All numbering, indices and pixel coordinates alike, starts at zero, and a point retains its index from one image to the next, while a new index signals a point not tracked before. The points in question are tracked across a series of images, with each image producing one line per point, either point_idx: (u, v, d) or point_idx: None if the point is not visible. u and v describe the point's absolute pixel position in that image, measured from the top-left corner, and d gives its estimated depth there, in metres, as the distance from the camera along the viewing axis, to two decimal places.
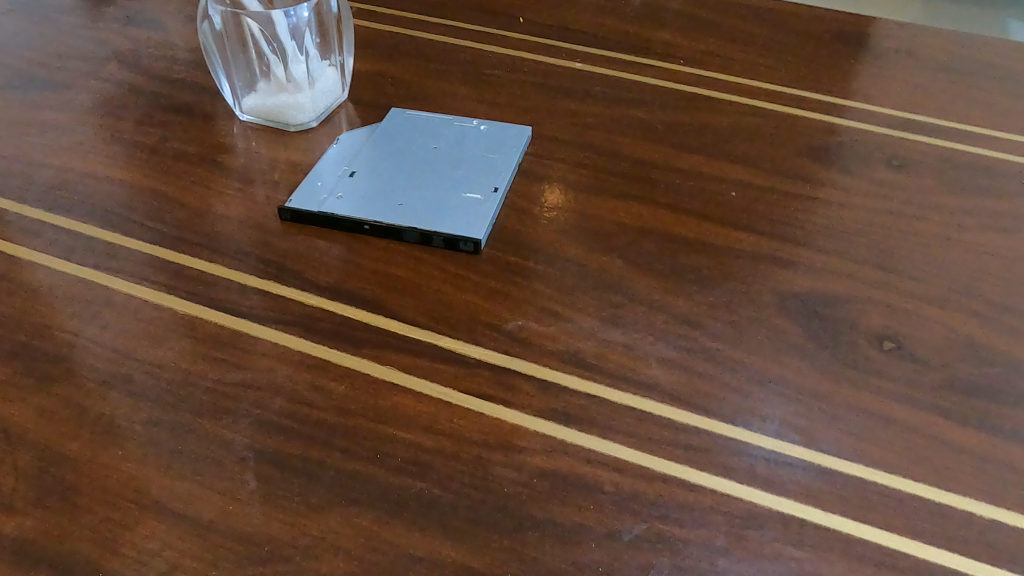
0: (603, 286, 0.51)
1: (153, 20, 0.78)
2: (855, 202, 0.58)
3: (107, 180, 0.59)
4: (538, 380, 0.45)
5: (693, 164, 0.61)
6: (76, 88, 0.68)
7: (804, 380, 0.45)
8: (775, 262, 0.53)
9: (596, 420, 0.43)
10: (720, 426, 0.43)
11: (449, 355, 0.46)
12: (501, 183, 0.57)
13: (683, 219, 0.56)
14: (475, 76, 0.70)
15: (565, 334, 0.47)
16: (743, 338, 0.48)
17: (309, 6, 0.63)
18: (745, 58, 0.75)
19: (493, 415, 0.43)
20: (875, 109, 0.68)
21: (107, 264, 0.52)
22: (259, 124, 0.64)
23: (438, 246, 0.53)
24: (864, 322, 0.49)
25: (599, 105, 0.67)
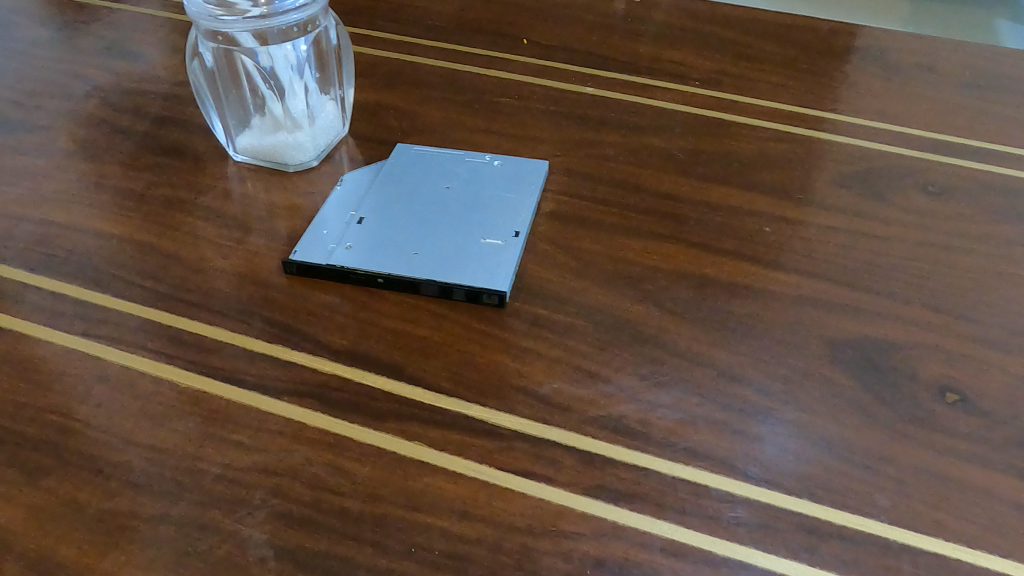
0: (641, 339, 0.47)
1: (135, 51, 0.73)
2: (896, 235, 0.55)
3: (92, 233, 0.54)
4: (581, 451, 0.41)
5: (722, 197, 0.57)
6: (55, 130, 0.63)
7: (867, 440, 0.42)
8: (821, 306, 0.49)
9: (648, 497, 0.39)
10: (783, 499, 0.39)
11: (481, 426, 0.42)
12: (522, 226, 0.53)
13: (719, 259, 0.52)
14: (481, 106, 0.66)
15: (605, 396, 0.44)
16: (796, 395, 0.44)
17: (307, 39, 0.59)
18: (762, 77, 0.71)
19: (535, 495, 0.39)
20: (903, 130, 0.65)
21: (98, 331, 0.47)
22: (255, 164, 0.60)
23: (460, 299, 0.49)
24: (923, 370, 0.45)
25: (616, 134, 0.64)
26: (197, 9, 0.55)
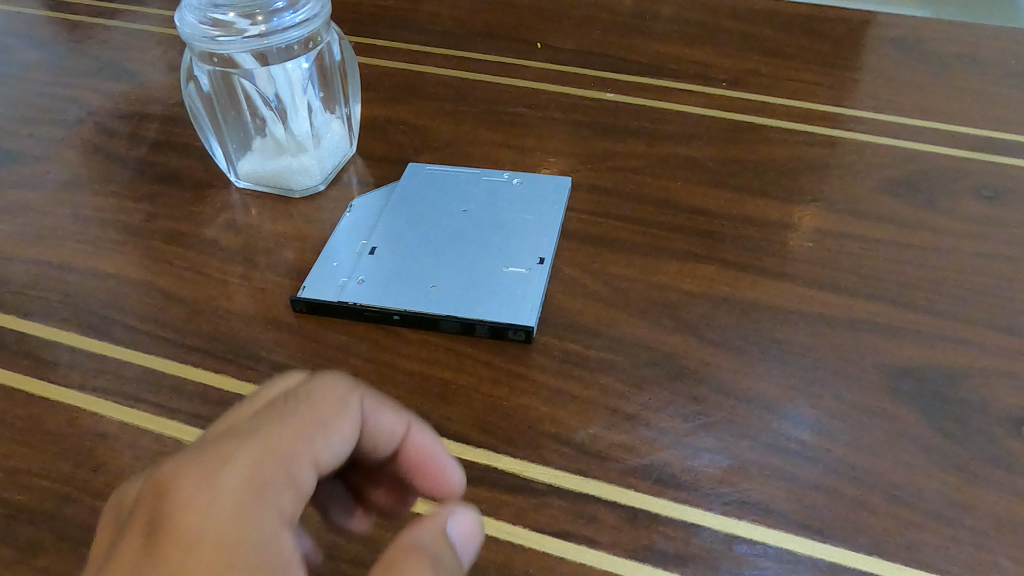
0: (681, 374, 0.43)
1: (130, 71, 0.70)
2: (951, 246, 0.50)
3: (88, 272, 0.51)
4: (622, 507, 0.38)
5: (758, 211, 0.53)
6: (49, 159, 0.60)
7: (939, 485, 0.38)
8: (877, 330, 0.45)
9: (700, 558, 0.36)
10: (849, 556, 0.36)
11: (512, 481, 0.39)
12: (546, 252, 0.49)
13: (759, 279, 0.48)
14: (496, 118, 0.63)
15: (645, 442, 0.40)
16: (858, 434, 0.40)
17: (309, 57, 0.55)
18: (793, 74, 0.67)
19: (575, 560, 0.36)
20: (948, 128, 0.61)
21: (95, 383, 0.44)
22: (259, 190, 0.56)
23: (483, 335, 0.45)
24: (994, 401, 0.41)
25: (640, 144, 0.60)
26: (189, 31, 0.51)
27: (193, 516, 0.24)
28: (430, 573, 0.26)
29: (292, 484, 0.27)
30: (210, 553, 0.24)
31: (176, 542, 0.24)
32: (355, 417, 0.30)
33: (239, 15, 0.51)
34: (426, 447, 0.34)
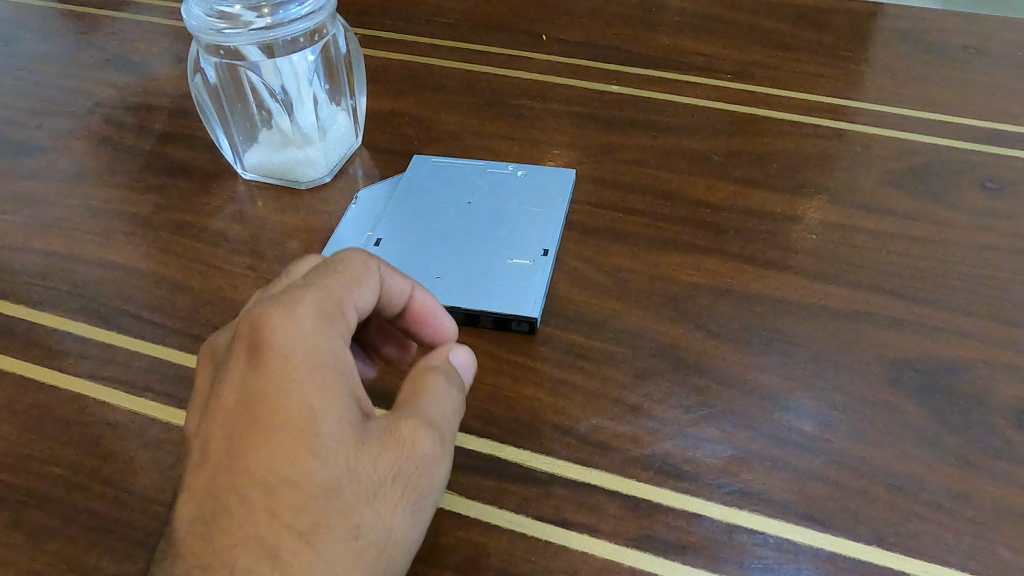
0: (683, 366, 0.43)
1: (137, 63, 0.70)
2: (955, 238, 0.50)
3: (96, 262, 0.51)
4: (625, 496, 0.38)
5: (762, 203, 0.53)
6: (57, 151, 0.61)
7: (939, 476, 0.38)
8: (879, 322, 0.45)
9: (701, 547, 0.36)
10: (849, 547, 0.36)
11: (516, 470, 0.39)
12: (551, 243, 0.50)
13: (762, 272, 0.48)
14: (501, 110, 0.63)
15: (648, 433, 0.40)
16: (860, 426, 0.40)
17: (315, 50, 0.55)
18: (798, 66, 0.67)
19: (576, 548, 0.36)
20: (953, 120, 0.60)
21: (104, 372, 0.45)
22: (265, 182, 0.57)
23: (488, 327, 0.46)
24: (995, 393, 0.42)
25: (645, 136, 0.60)
26: (197, 23, 0.51)
27: (281, 339, 0.32)
28: (445, 382, 0.35)
29: (343, 316, 0.34)
30: (306, 362, 0.32)
31: (267, 362, 0.31)
32: (377, 269, 0.36)
33: (245, 7, 0.51)
34: (427, 304, 0.39)
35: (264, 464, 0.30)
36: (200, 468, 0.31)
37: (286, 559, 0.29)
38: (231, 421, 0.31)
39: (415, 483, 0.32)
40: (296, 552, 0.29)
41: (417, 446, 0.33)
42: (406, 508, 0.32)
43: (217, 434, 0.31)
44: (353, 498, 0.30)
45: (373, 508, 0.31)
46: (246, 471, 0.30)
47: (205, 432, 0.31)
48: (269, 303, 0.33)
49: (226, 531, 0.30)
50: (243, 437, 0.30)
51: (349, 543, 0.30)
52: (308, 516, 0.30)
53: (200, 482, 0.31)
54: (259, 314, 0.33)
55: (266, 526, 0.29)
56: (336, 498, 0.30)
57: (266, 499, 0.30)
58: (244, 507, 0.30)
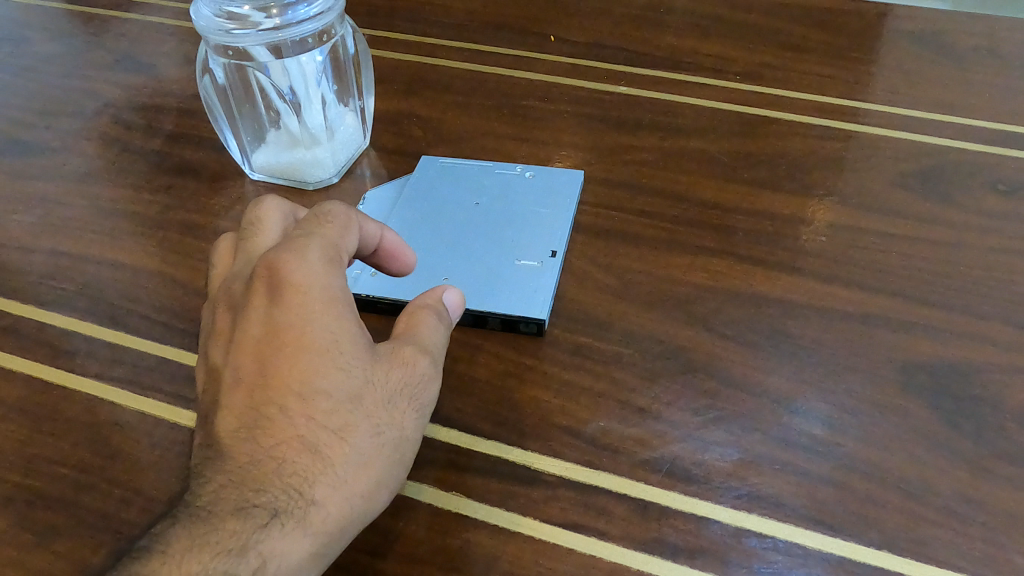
0: (692, 368, 0.43)
1: (146, 63, 0.70)
2: (966, 240, 0.50)
3: (104, 262, 0.51)
4: (633, 499, 0.38)
5: (771, 205, 0.53)
6: (66, 151, 0.61)
7: (950, 480, 0.38)
8: (890, 325, 0.45)
9: (710, 551, 0.36)
10: (859, 551, 0.36)
11: (523, 472, 0.39)
12: (559, 244, 0.49)
13: (771, 274, 0.48)
14: (509, 110, 0.63)
15: (656, 435, 0.40)
16: (870, 429, 0.40)
17: (323, 50, 0.55)
18: (807, 67, 0.67)
19: (584, 551, 0.36)
20: (963, 121, 0.60)
21: (112, 372, 0.45)
22: (273, 183, 0.57)
23: (495, 328, 0.45)
24: (1007, 397, 0.41)
25: (653, 137, 0.60)
26: (206, 24, 0.51)
27: (294, 276, 0.35)
28: (437, 321, 0.39)
29: (342, 258, 0.38)
30: (317, 294, 0.35)
31: (288, 289, 0.35)
32: (357, 215, 0.40)
33: (253, 8, 0.50)
34: (393, 242, 0.43)
35: (294, 376, 0.34)
36: (233, 392, 0.35)
37: (323, 454, 0.33)
38: (261, 343, 0.35)
39: (420, 395, 0.36)
40: (331, 448, 0.33)
41: (418, 365, 0.37)
42: (415, 416, 0.36)
43: (245, 366, 0.35)
44: (372, 403, 0.35)
45: (389, 415, 0.35)
46: (278, 384, 0.34)
47: (234, 361, 0.35)
48: (279, 246, 0.37)
49: (266, 437, 0.33)
50: (271, 358, 0.34)
51: (375, 440, 0.34)
52: (338, 415, 0.34)
53: (235, 402, 0.34)
54: (272, 256, 0.37)
55: (303, 427, 0.33)
56: (360, 400, 0.34)
57: (298, 405, 0.33)
58: (281, 414, 0.33)
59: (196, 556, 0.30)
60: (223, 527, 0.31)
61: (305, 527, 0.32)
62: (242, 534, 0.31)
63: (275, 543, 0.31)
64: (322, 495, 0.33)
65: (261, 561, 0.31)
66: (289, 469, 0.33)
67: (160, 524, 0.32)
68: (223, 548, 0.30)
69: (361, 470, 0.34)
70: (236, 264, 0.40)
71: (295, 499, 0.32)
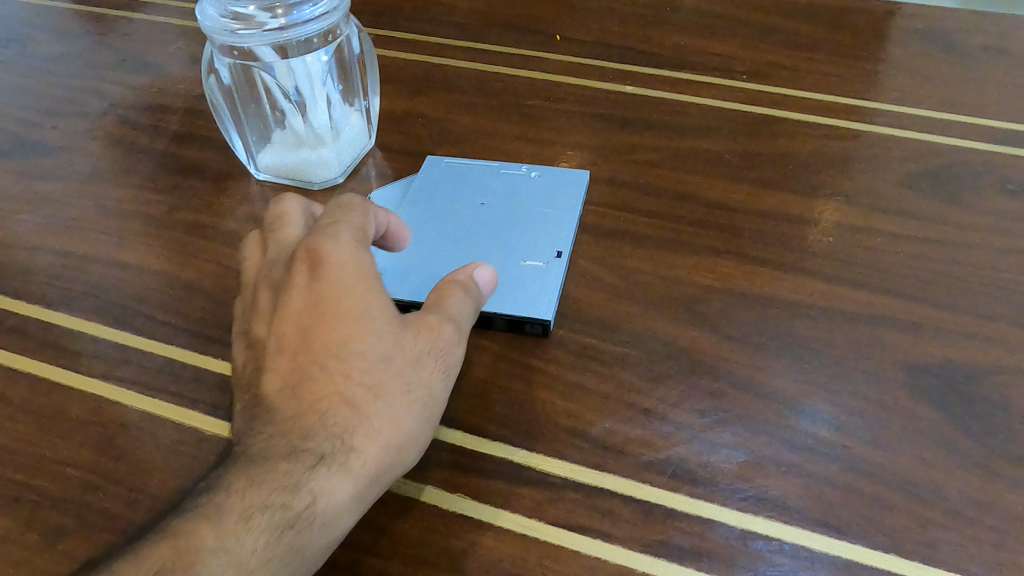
0: (698, 369, 0.43)
1: (152, 63, 0.70)
2: (974, 241, 0.50)
3: (110, 263, 0.51)
4: (638, 501, 0.38)
5: (778, 205, 0.53)
6: (73, 151, 0.61)
7: (959, 483, 0.38)
8: (898, 326, 0.45)
9: (716, 554, 0.36)
10: (867, 554, 0.36)
11: (528, 474, 0.39)
12: (564, 245, 0.49)
13: (778, 274, 0.48)
14: (514, 110, 0.63)
15: (662, 437, 0.40)
16: (878, 431, 0.40)
17: (329, 50, 0.55)
18: (814, 66, 0.66)
19: (589, 553, 0.36)
20: (972, 121, 0.60)
21: (118, 372, 0.45)
22: (278, 183, 0.57)
23: (501, 329, 0.45)
24: (1016, 399, 0.41)
25: (659, 137, 0.59)
26: (212, 24, 0.51)
27: (327, 252, 0.38)
28: (462, 294, 0.41)
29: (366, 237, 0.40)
30: (350, 267, 0.38)
31: (325, 263, 0.38)
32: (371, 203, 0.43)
33: (259, 8, 0.51)
34: (392, 226, 0.44)
35: (331, 339, 0.36)
36: (276, 358, 0.37)
37: (361, 408, 0.35)
38: (301, 309, 0.37)
39: (446, 359, 0.38)
40: (368, 402, 0.36)
41: (444, 332, 0.39)
42: (441, 377, 0.38)
43: (285, 333, 0.37)
44: (404, 363, 0.37)
45: (418, 375, 0.37)
46: (316, 347, 0.36)
47: (276, 330, 0.38)
48: (315, 229, 0.40)
49: (307, 393, 0.36)
50: (309, 324, 0.37)
51: (408, 397, 0.37)
52: (374, 374, 0.36)
53: (278, 363, 0.37)
54: (309, 238, 0.39)
55: (342, 384, 0.36)
56: (393, 361, 0.37)
57: (338, 365, 0.36)
58: (321, 373, 0.36)
59: (253, 494, 0.33)
60: (276, 468, 0.34)
61: (347, 471, 0.34)
62: (293, 474, 0.33)
63: (322, 483, 0.34)
64: (361, 443, 0.35)
65: (311, 499, 0.33)
66: (331, 420, 0.35)
67: (217, 469, 0.34)
68: (277, 486, 0.33)
69: (396, 423, 0.36)
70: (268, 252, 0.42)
71: (338, 446, 0.35)
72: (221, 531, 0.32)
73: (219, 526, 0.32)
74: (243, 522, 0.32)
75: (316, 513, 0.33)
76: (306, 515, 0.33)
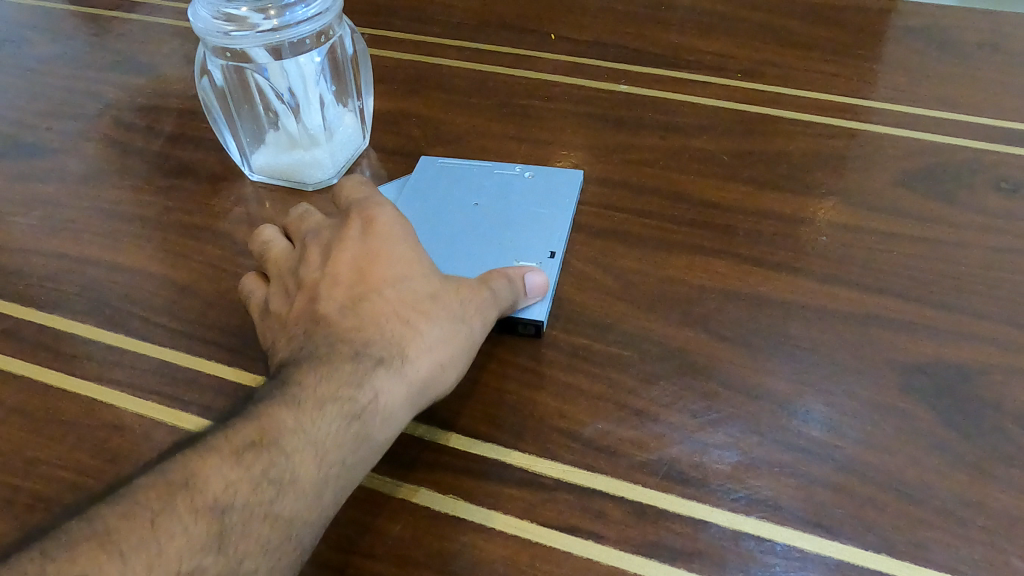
0: (691, 370, 0.43)
1: (147, 63, 0.70)
2: (967, 240, 0.50)
3: (104, 264, 0.51)
4: (630, 502, 0.38)
5: (772, 205, 0.53)
6: (67, 152, 0.61)
7: (950, 482, 0.38)
8: (891, 326, 0.45)
9: (707, 555, 0.36)
10: (857, 554, 0.36)
11: (521, 475, 0.39)
12: (557, 246, 0.49)
13: (771, 274, 0.48)
14: (509, 110, 0.63)
15: (654, 437, 0.40)
16: (870, 431, 0.40)
17: (321, 51, 0.54)
18: (809, 65, 0.66)
19: (581, 554, 0.36)
20: (967, 119, 0.60)
21: (112, 374, 0.45)
22: (272, 184, 0.57)
23: (494, 330, 0.45)
24: (1008, 398, 0.41)
25: (653, 136, 0.59)
26: (204, 26, 0.51)
27: (381, 213, 0.44)
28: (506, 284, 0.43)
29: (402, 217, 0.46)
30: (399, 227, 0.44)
31: (377, 221, 0.44)
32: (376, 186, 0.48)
33: (252, 10, 0.50)
34: None
35: (387, 277, 0.42)
36: (333, 290, 0.42)
37: (413, 327, 0.40)
38: (357, 251, 0.43)
39: (486, 313, 0.42)
40: (420, 325, 0.40)
41: (485, 287, 0.42)
42: (481, 322, 0.42)
43: (344, 272, 0.42)
44: (449, 300, 0.41)
45: (462, 311, 0.41)
46: (373, 282, 0.42)
47: (331, 268, 0.43)
48: (368, 194, 0.46)
49: (366, 316, 0.40)
50: (367, 264, 0.42)
51: (453, 324, 0.41)
52: (424, 303, 0.41)
53: (337, 295, 0.42)
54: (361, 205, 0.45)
55: (396, 309, 0.41)
56: (439, 293, 0.41)
57: (392, 293, 0.41)
58: (378, 301, 0.41)
59: (325, 387, 0.37)
60: (342, 368, 0.38)
61: (402, 377, 0.38)
62: (357, 373, 0.38)
63: (380, 383, 0.38)
64: (412, 356, 0.39)
65: (373, 395, 0.37)
66: (388, 335, 0.40)
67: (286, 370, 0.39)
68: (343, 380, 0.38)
69: (442, 347, 0.40)
70: (306, 228, 0.47)
71: (394, 355, 0.39)
72: (297, 415, 0.36)
73: (296, 410, 0.36)
74: (316, 408, 0.36)
75: (378, 407, 0.37)
76: (368, 408, 0.37)
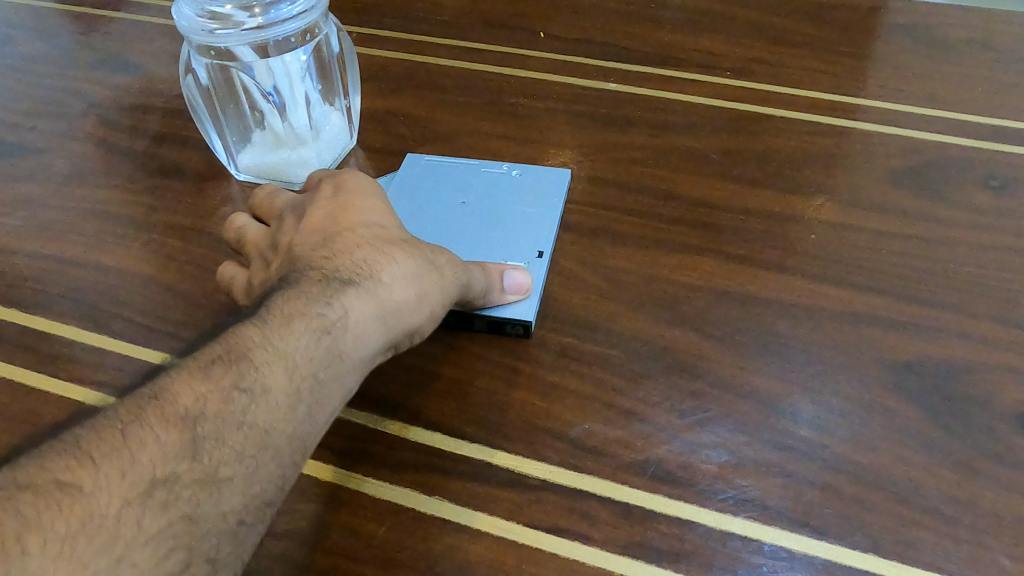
0: (679, 369, 0.43)
1: (133, 62, 0.70)
2: (957, 238, 0.50)
3: (88, 265, 0.51)
4: (618, 503, 0.37)
5: (762, 203, 0.53)
6: (52, 152, 0.60)
7: (939, 481, 0.37)
8: (880, 324, 0.44)
9: (694, 555, 0.36)
10: (844, 554, 0.35)
11: (507, 476, 0.39)
12: (545, 245, 0.49)
13: (760, 273, 0.48)
14: (498, 108, 0.62)
15: (641, 438, 0.40)
16: (858, 431, 0.40)
17: (307, 50, 0.54)
18: (800, 62, 0.66)
19: (568, 556, 0.36)
20: (957, 116, 0.59)
21: (95, 376, 0.44)
22: (259, 183, 0.56)
23: (482, 330, 0.45)
24: (997, 397, 0.41)
25: (642, 134, 0.59)
26: (188, 24, 0.51)
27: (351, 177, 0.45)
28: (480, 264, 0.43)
29: None
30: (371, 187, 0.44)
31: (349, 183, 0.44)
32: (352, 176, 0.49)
33: (236, 7, 0.50)
34: None
35: (360, 219, 0.41)
36: (306, 237, 0.42)
37: (387, 254, 0.39)
38: (331, 202, 0.43)
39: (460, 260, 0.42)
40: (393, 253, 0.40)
41: None
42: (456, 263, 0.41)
43: (318, 219, 0.42)
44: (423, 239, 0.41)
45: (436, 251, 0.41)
46: (347, 222, 0.41)
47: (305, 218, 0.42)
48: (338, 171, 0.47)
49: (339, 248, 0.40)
50: (340, 210, 0.42)
51: (427, 258, 0.40)
52: (397, 240, 0.41)
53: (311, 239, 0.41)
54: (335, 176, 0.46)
55: (369, 241, 0.40)
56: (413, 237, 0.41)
57: (365, 230, 0.41)
58: (351, 236, 0.40)
59: (294, 304, 0.36)
60: (312, 289, 0.37)
61: (373, 296, 0.38)
62: (328, 291, 0.37)
63: (352, 300, 0.37)
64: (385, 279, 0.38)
65: (343, 311, 0.37)
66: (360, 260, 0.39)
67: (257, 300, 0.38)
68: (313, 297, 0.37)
69: (416, 275, 0.39)
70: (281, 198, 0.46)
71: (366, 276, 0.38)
72: (266, 330, 0.35)
73: (266, 327, 0.35)
74: (286, 323, 0.36)
75: (349, 325, 0.36)
76: (340, 324, 0.36)
